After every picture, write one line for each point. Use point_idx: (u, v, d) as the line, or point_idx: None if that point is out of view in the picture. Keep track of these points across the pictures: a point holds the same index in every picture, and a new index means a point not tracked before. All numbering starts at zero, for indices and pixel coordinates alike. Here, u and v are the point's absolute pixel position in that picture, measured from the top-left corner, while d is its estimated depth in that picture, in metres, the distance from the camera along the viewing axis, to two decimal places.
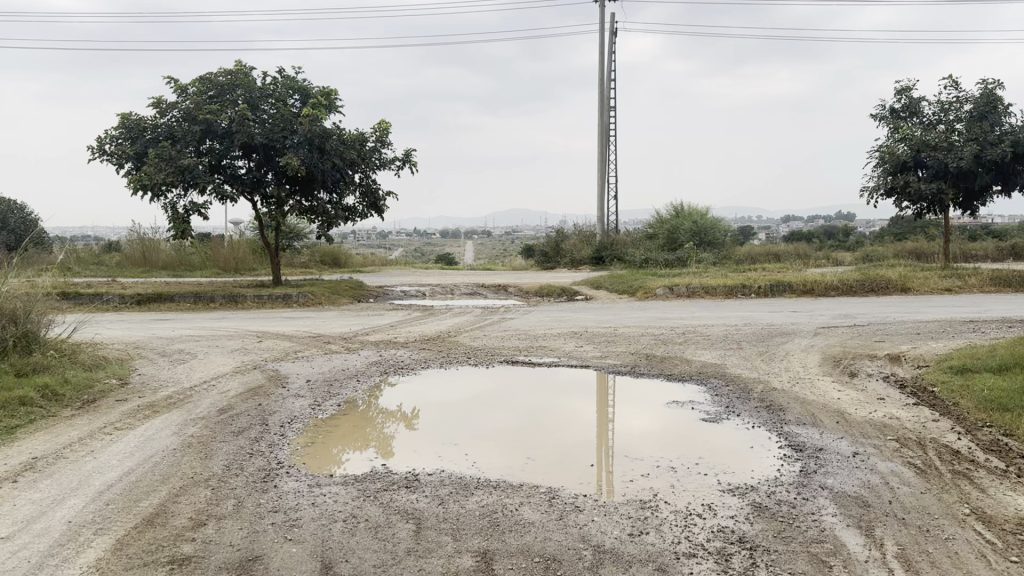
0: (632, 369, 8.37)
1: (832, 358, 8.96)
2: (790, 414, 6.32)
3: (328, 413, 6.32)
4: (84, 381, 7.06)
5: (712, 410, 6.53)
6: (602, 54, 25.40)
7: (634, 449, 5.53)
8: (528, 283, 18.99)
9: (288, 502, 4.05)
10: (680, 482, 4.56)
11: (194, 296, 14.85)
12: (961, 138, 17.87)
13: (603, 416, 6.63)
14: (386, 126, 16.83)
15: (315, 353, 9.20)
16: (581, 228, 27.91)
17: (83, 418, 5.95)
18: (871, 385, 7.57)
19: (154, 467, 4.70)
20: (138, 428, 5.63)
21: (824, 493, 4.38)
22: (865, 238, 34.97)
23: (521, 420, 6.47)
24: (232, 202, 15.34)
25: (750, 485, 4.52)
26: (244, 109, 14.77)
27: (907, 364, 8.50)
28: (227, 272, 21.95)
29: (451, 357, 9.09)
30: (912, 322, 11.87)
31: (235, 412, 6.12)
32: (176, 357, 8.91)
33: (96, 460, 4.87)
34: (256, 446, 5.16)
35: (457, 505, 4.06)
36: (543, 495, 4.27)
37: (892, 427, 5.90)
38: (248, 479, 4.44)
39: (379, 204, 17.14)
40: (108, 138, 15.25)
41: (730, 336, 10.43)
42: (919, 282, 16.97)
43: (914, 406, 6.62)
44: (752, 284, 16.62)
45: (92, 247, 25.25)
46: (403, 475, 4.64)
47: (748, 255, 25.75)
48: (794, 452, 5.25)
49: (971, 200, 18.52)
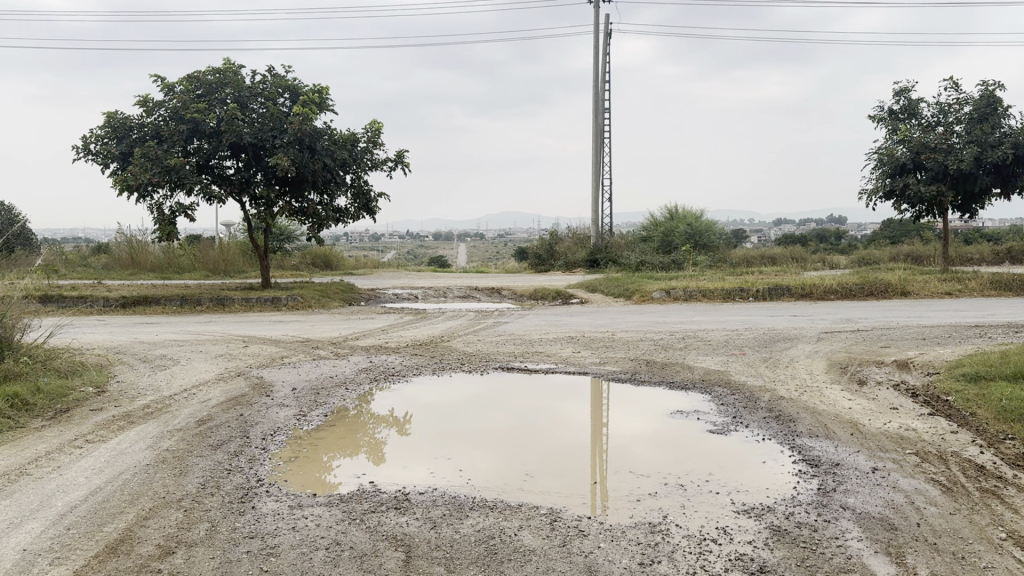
0: (633, 376, 8.04)
1: (838, 365, 8.69)
2: (801, 425, 6.01)
3: (313, 424, 5.95)
4: (58, 390, 6.65)
5: (719, 421, 6.20)
6: (595, 57, 25.19)
7: (638, 462, 5.19)
8: (522, 286, 18.68)
9: (266, 527, 3.69)
10: (690, 502, 4.24)
11: (181, 299, 14.45)
12: (961, 140, 17.70)
13: (603, 425, 6.28)
14: (378, 126, 16.48)
15: (302, 359, 8.82)
16: (575, 231, 27.63)
17: (52, 430, 5.53)
18: (882, 394, 7.31)
19: (124, 484, 4.27)
20: (110, 441, 5.21)
21: (846, 514, 4.09)
22: (861, 241, 34.84)
23: (516, 426, 6.16)
24: (220, 203, 14.94)
25: (766, 506, 4.21)
26: (232, 109, 14.41)
27: (917, 371, 8.25)
28: (216, 274, 21.59)
29: (443, 363, 8.75)
30: (917, 327, 11.62)
31: (215, 424, 5.74)
32: (158, 363, 8.52)
33: (62, 477, 4.44)
34: (234, 462, 4.78)
35: (450, 530, 3.72)
36: (544, 517, 3.94)
37: (910, 440, 5.62)
38: (224, 499, 4.06)
39: (371, 204, 16.78)
40: (93, 137, 14.84)
41: (732, 342, 10.13)
42: (919, 286, 16.75)
43: (930, 417, 6.35)
44: (751, 288, 16.35)
45: (77, 249, 24.74)
46: (393, 494, 4.29)
47: (743, 257, 25.52)
48: (810, 467, 4.94)
49: (971, 202, 18.37)
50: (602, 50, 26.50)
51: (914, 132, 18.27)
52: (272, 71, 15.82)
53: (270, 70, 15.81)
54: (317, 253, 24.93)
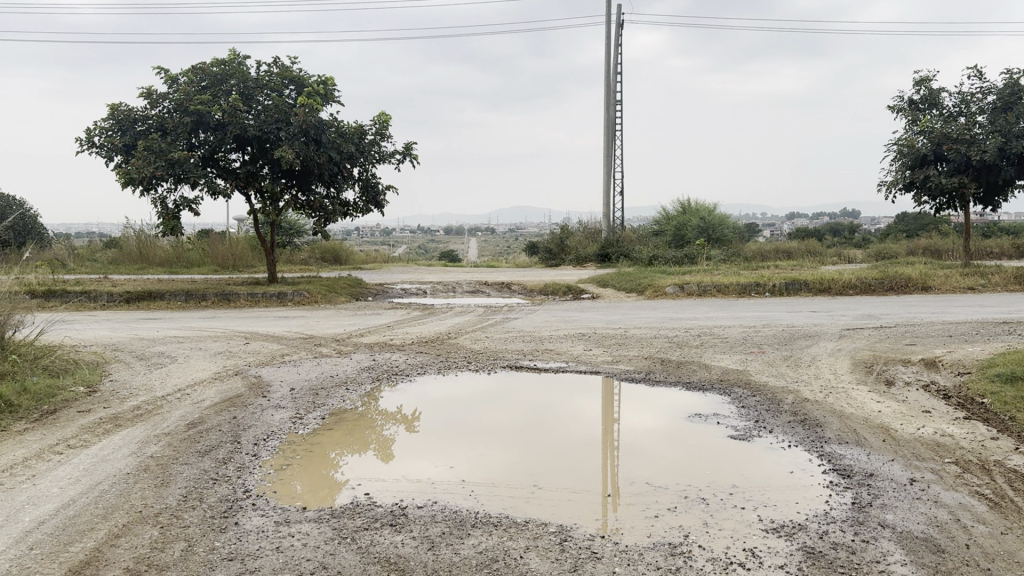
0: (647, 375, 7.65)
1: (863, 364, 8.28)
2: (829, 431, 5.61)
3: (310, 427, 5.61)
4: (46, 390, 6.36)
5: (741, 426, 5.79)
6: (607, 47, 24.71)
7: (653, 469, 4.80)
8: (532, 281, 18.32)
9: (247, 547, 3.36)
10: (713, 519, 3.87)
11: (185, 294, 14.21)
12: (983, 130, 17.13)
13: (615, 427, 5.88)
14: (387, 118, 16.16)
15: (303, 357, 8.52)
16: (586, 225, 27.25)
17: (33, 435, 5.21)
18: (912, 395, 6.91)
19: (99, 497, 3.95)
20: (93, 447, 4.90)
21: (886, 533, 3.72)
22: (875, 235, 34.28)
23: (524, 427, 5.78)
24: (225, 197, 14.64)
25: (798, 523, 3.84)
26: (236, 100, 14.10)
27: (947, 370, 7.83)
28: (225, 268, 21.31)
29: (449, 362, 8.38)
30: (942, 324, 11.14)
31: (206, 427, 5.43)
32: (155, 361, 8.23)
33: (34, 488, 4.10)
34: (222, 471, 4.45)
35: (450, 551, 3.38)
36: (553, 537, 3.58)
37: (947, 447, 5.23)
38: (205, 514, 3.73)
39: (379, 198, 16.45)
40: (97, 130, 14.58)
41: (750, 339, 9.72)
42: (941, 280, 16.28)
43: (966, 422, 5.95)
44: (767, 283, 15.92)
45: (86, 243, 24.62)
46: (389, 508, 3.95)
47: (758, 251, 24.96)
48: (842, 478, 4.57)
49: (992, 194, 17.81)
50: (614, 41, 26.04)
51: (935, 123, 17.71)
52: (278, 62, 15.52)
53: (274, 61, 15.50)
54: (325, 248, 24.71)
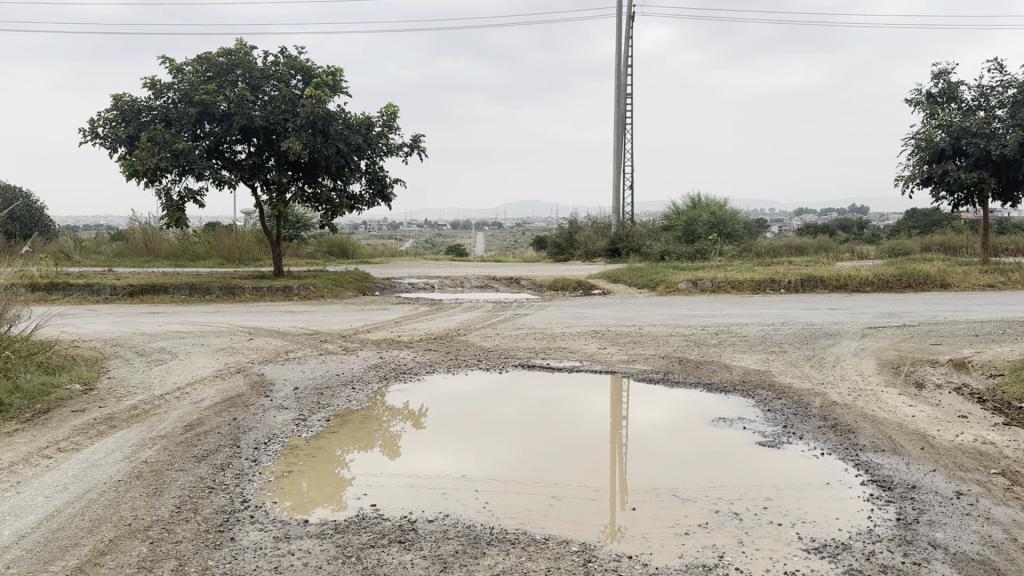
0: (665, 376, 7.32)
1: (889, 365, 7.93)
2: (863, 437, 5.29)
3: (314, 430, 5.30)
4: (39, 388, 6.11)
5: (769, 432, 5.46)
6: (617, 41, 24.32)
7: (674, 475, 4.48)
8: (541, 276, 18.00)
9: (245, 566, 3.09)
10: (748, 537, 3.55)
11: (190, 287, 13.98)
12: (1004, 124, 16.65)
13: (621, 425, 5.58)
14: (394, 109, 15.84)
15: (308, 354, 8.24)
16: (595, 220, 26.90)
17: (22, 436, 4.97)
18: (943, 398, 6.58)
19: (86, 508, 3.68)
20: (85, 450, 4.64)
21: (939, 555, 3.40)
22: (886, 230, 33.82)
23: (534, 424, 5.47)
24: (230, 188, 14.39)
25: (841, 542, 3.54)
26: (243, 90, 13.80)
27: (978, 372, 7.47)
28: (231, 263, 20.97)
29: (459, 360, 8.08)
30: (966, 322, 10.76)
31: (204, 429, 5.16)
32: (155, 357, 7.97)
33: (19, 496, 3.84)
34: (219, 477, 4.17)
35: (463, 572, 3.10)
36: (575, 557, 3.29)
37: (991, 456, 4.90)
38: (199, 528, 3.46)
39: (386, 191, 16.14)
40: (100, 121, 14.29)
41: (769, 338, 9.37)
42: (960, 277, 15.87)
43: (1005, 428, 5.61)
44: (782, 279, 15.56)
45: (90, 236, 24.33)
46: (396, 522, 3.66)
47: (770, 247, 24.51)
48: (882, 491, 4.25)
49: (1012, 190, 17.32)
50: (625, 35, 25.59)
51: (953, 117, 17.26)
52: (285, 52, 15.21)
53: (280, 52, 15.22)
54: (333, 241, 24.43)
